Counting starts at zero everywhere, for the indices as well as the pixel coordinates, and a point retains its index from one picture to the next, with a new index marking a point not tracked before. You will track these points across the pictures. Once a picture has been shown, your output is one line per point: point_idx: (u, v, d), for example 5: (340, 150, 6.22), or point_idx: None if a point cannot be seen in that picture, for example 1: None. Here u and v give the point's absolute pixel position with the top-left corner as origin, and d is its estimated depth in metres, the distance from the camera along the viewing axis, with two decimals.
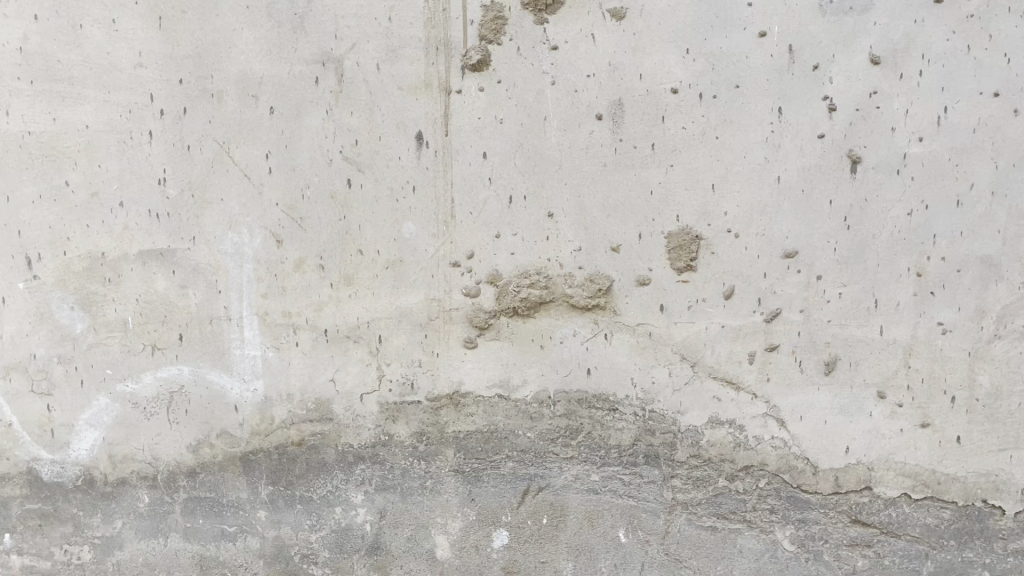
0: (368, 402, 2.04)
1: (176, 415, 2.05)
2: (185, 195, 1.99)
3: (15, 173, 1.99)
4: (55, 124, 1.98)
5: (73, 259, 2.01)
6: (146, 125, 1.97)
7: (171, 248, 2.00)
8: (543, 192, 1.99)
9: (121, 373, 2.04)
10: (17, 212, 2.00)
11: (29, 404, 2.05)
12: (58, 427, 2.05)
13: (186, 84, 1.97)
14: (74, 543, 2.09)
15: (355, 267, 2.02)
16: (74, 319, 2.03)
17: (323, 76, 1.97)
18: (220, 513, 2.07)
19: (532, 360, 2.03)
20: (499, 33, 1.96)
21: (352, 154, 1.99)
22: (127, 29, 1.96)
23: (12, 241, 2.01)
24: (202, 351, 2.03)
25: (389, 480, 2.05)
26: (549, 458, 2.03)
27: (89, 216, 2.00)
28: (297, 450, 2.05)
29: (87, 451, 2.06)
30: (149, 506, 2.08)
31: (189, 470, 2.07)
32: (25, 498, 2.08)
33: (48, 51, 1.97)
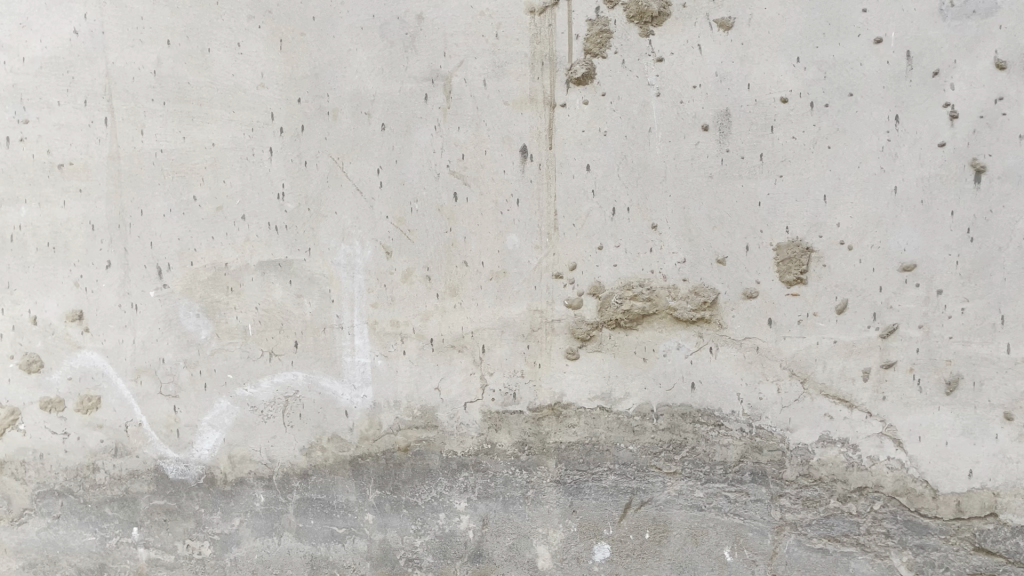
0: (472, 411, 2.08)
1: (291, 418, 2.14)
2: (302, 208, 2.08)
3: (149, 189, 2.11)
4: (184, 142, 2.09)
5: (199, 268, 2.12)
6: (267, 143, 2.08)
7: (288, 258, 2.10)
8: (648, 204, 1.98)
9: (241, 377, 2.14)
10: (150, 224, 2.12)
11: (157, 405, 2.18)
12: (183, 427, 2.17)
13: (304, 104, 2.06)
14: (196, 538, 2.20)
15: (460, 278, 2.06)
16: (200, 325, 2.14)
17: (431, 93, 2.03)
18: (331, 515, 2.15)
19: (636, 372, 2.02)
20: (604, 46, 1.97)
21: (459, 168, 2.03)
22: (251, 51, 2.06)
23: (145, 251, 2.13)
24: (316, 358, 2.12)
25: (492, 488, 2.08)
26: (651, 472, 2.02)
27: (214, 228, 2.11)
28: (404, 455, 2.11)
29: (209, 451, 2.17)
30: (265, 506, 2.17)
31: (303, 472, 2.15)
32: (152, 494, 2.20)
33: (179, 74, 2.08)
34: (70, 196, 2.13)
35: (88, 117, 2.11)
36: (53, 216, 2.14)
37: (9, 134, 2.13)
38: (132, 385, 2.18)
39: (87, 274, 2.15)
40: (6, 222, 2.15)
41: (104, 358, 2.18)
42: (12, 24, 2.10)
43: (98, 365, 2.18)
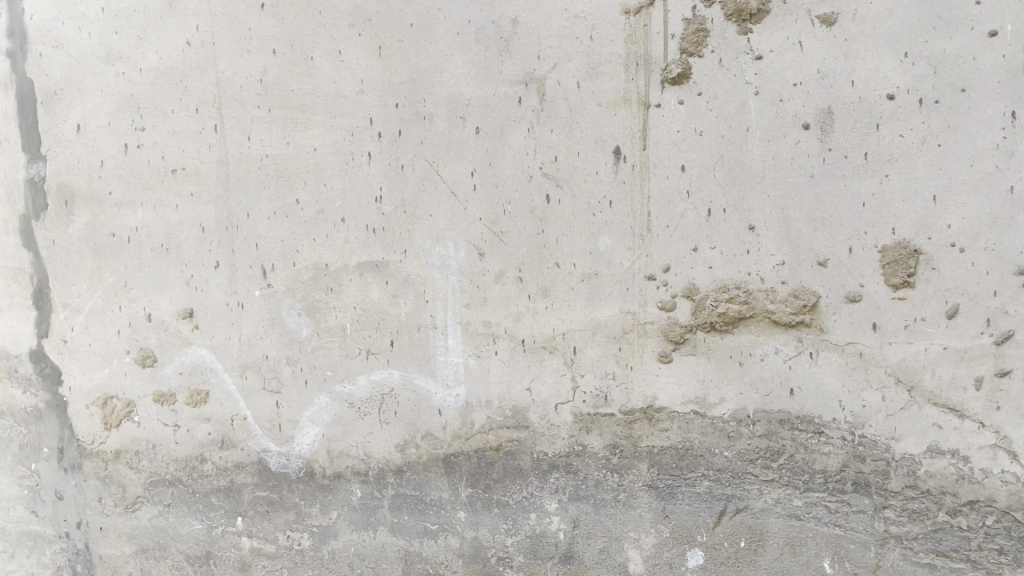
0: (563, 412, 2.08)
1: (386, 415, 2.19)
2: (398, 210, 2.13)
3: (255, 192, 2.20)
4: (288, 148, 2.17)
5: (301, 269, 2.20)
6: (365, 147, 2.13)
7: (385, 259, 2.15)
8: (745, 205, 1.95)
9: (339, 375, 2.21)
10: (256, 227, 2.21)
11: (261, 400, 2.26)
12: (285, 422, 2.25)
13: (401, 108, 2.11)
14: (296, 529, 2.28)
15: (552, 279, 2.06)
16: (301, 324, 2.22)
17: (525, 95, 2.04)
18: (424, 511, 2.19)
19: (731, 377, 1.98)
20: (701, 45, 1.95)
21: (552, 170, 2.04)
22: (351, 58, 2.11)
23: (250, 252, 2.22)
24: (410, 357, 2.16)
25: (583, 490, 2.08)
26: (747, 478, 1.98)
27: (315, 230, 2.18)
28: (495, 455, 2.13)
29: (309, 446, 2.25)
30: (361, 500, 2.23)
31: (397, 469, 2.20)
32: (255, 486, 2.29)
33: (284, 82, 2.15)
34: (182, 199, 2.24)
35: (199, 124, 2.21)
36: (167, 218, 2.25)
37: (127, 141, 2.25)
38: (238, 380, 2.27)
39: (197, 274, 2.25)
40: (125, 224, 2.28)
41: (212, 354, 2.28)
42: (131, 37, 2.22)
43: (207, 361, 2.28)
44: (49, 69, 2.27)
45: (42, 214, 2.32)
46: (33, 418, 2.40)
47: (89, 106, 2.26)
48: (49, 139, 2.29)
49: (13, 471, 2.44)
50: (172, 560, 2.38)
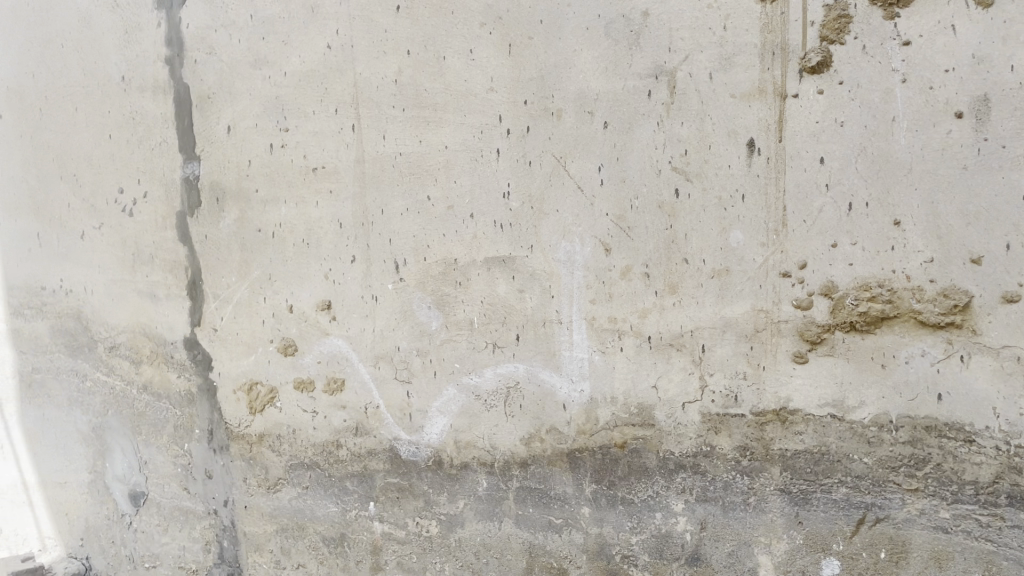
0: (691, 411, 2.05)
1: (512, 408, 2.22)
2: (525, 206, 2.15)
3: (389, 189, 2.27)
4: (421, 145, 2.23)
5: (431, 263, 2.25)
6: (494, 144, 2.15)
7: (512, 254, 2.17)
8: (889, 199, 1.85)
9: (467, 367, 2.25)
10: (389, 222, 2.28)
11: (393, 390, 2.34)
12: (415, 412, 2.32)
13: (530, 105, 2.11)
14: (424, 517, 2.35)
15: (680, 276, 2.03)
16: (431, 317, 2.27)
17: (655, 89, 2.01)
18: (548, 505, 2.21)
19: (872, 379, 1.90)
20: (842, 31, 1.86)
21: (682, 163, 2.00)
22: (482, 57, 2.14)
23: (384, 247, 2.29)
24: (536, 351, 2.18)
25: (711, 492, 2.04)
26: (889, 487, 1.89)
27: (445, 225, 2.23)
28: (620, 451, 2.12)
29: (437, 436, 2.30)
30: (487, 491, 2.27)
31: (522, 462, 2.22)
32: (387, 472, 2.37)
33: (417, 82, 2.21)
34: (322, 196, 2.34)
35: (338, 124, 2.30)
36: (308, 215, 2.36)
37: (273, 141, 2.37)
38: (371, 369, 2.36)
39: (335, 267, 2.35)
40: (269, 220, 2.40)
41: (347, 344, 2.38)
42: (275, 42, 2.32)
43: (343, 350, 2.38)
44: (203, 74, 2.42)
45: (195, 210, 2.49)
46: (187, 400, 2.59)
47: (238, 108, 2.40)
48: (204, 141, 2.45)
49: (169, 449, 2.64)
50: (309, 540, 2.50)
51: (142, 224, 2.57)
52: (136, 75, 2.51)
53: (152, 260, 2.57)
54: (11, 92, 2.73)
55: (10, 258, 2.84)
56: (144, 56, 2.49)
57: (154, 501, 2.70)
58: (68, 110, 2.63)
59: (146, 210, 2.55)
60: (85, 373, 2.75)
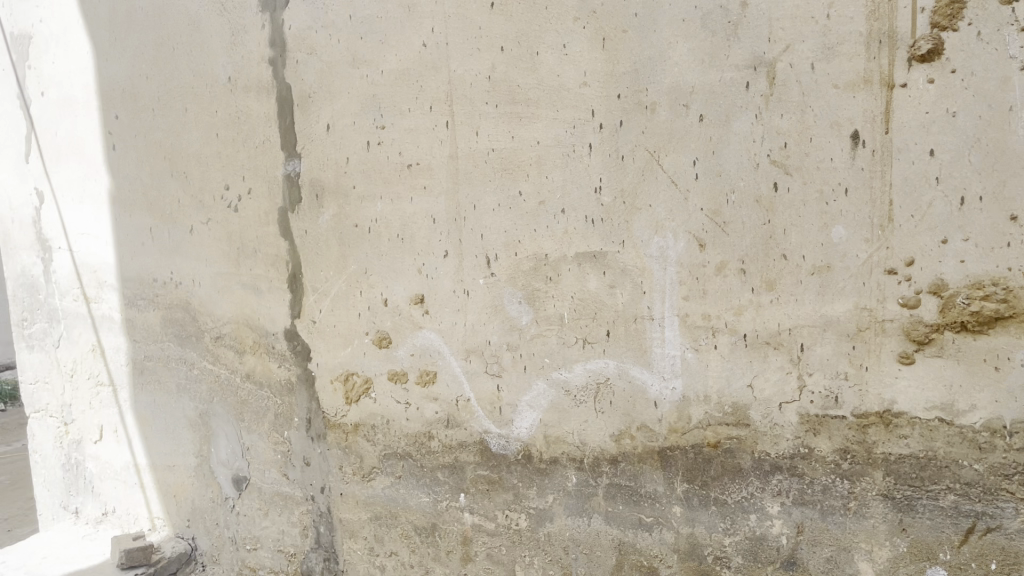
0: (788, 412, 2.00)
1: (602, 404, 2.21)
2: (617, 201, 2.13)
3: (481, 185, 2.29)
4: (513, 141, 2.24)
5: (522, 259, 2.26)
6: (587, 139, 2.15)
7: (604, 250, 2.16)
8: (1005, 192, 1.75)
9: (557, 362, 2.26)
10: (481, 218, 2.30)
11: (483, 383, 2.36)
12: (506, 405, 2.34)
13: (623, 99, 2.09)
14: (514, 510, 2.36)
15: (778, 272, 1.98)
16: (521, 311, 2.28)
17: (754, 81, 1.96)
18: (639, 503, 2.19)
19: (984, 382, 1.80)
20: (956, 17, 1.76)
21: (781, 157, 1.95)
22: (575, 52, 2.13)
23: (476, 242, 2.32)
24: (627, 347, 2.16)
25: (808, 495, 1.98)
26: (1001, 495, 1.79)
27: (536, 220, 2.23)
28: (713, 451, 2.08)
29: (527, 430, 2.32)
30: (577, 487, 2.27)
31: (612, 459, 2.21)
32: (477, 464, 2.40)
33: (510, 78, 2.22)
34: (417, 192, 2.38)
35: (433, 121, 2.33)
36: (402, 210, 2.41)
37: (370, 138, 2.42)
38: (462, 363, 2.39)
39: (428, 262, 2.39)
40: (365, 216, 2.46)
41: (439, 338, 2.41)
42: (373, 41, 2.37)
43: (435, 344, 2.42)
44: (304, 74, 2.50)
45: (296, 206, 2.58)
46: (287, 389, 2.69)
47: (337, 107, 2.46)
48: (304, 139, 2.53)
49: (270, 436, 2.75)
50: (401, 529, 2.55)
51: (246, 220, 2.68)
52: (241, 76, 2.61)
53: (256, 254, 2.68)
54: (126, 94, 2.88)
55: (125, 252, 3.00)
56: (249, 58, 2.59)
57: (256, 485, 2.82)
58: (179, 111, 2.76)
59: (250, 206, 2.66)
60: (193, 361, 2.90)
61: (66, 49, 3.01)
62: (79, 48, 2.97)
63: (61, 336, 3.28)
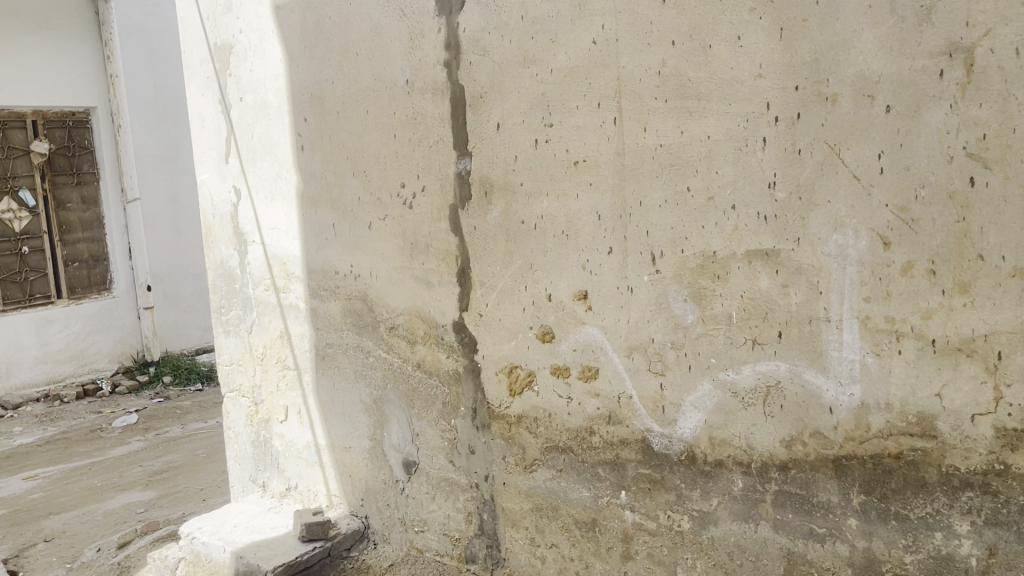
0: (981, 425, 1.85)
1: (772, 408, 2.13)
2: (793, 197, 2.05)
3: (649, 181, 2.27)
4: (682, 136, 2.20)
5: (689, 256, 2.23)
6: (761, 133, 2.08)
7: (777, 248, 2.09)
8: None
9: (724, 362, 2.20)
10: (648, 214, 2.28)
11: (647, 381, 2.35)
12: (669, 404, 2.31)
13: (802, 90, 2.01)
14: (676, 511, 2.33)
15: (972, 274, 1.83)
16: (687, 310, 2.25)
17: (949, 68, 1.82)
18: (810, 512, 2.10)
19: None
20: None
21: (978, 150, 1.80)
22: (750, 43, 2.07)
23: (642, 238, 2.30)
24: (800, 349, 2.07)
25: (1003, 515, 1.84)
26: None
27: (705, 217, 2.19)
28: (894, 462, 1.97)
29: (691, 431, 2.28)
30: (743, 491, 2.21)
31: (782, 465, 2.14)
32: (639, 463, 2.39)
33: (682, 72, 2.18)
34: (583, 189, 2.40)
35: (601, 117, 2.33)
36: (569, 207, 2.43)
37: (538, 136, 2.46)
38: (626, 360, 2.38)
39: (593, 258, 2.40)
40: (533, 212, 2.51)
41: (603, 334, 2.42)
42: (544, 40, 2.41)
43: (598, 340, 2.43)
44: (477, 75, 2.58)
45: (466, 203, 2.67)
46: (454, 379, 2.80)
47: (507, 106, 2.52)
48: (476, 137, 2.61)
49: (438, 424, 2.87)
50: (562, 521, 2.58)
51: (420, 216, 2.80)
52: (419, 78, 2.73)
53: (428, 249, 2.80)
54: (314, 98, 3.08)
55: (310, 246, 3.21)
56: (426, 60, 2.70)
57: (424, 470, 2.94)
58: (361, 113, 2.92)
59: (423, 202, 2.78)
60: (369, 349, 3.07)
61: (262, 57, 3.25)
62: (273, 56, 3.20)
63: (252, 322, 3.52)
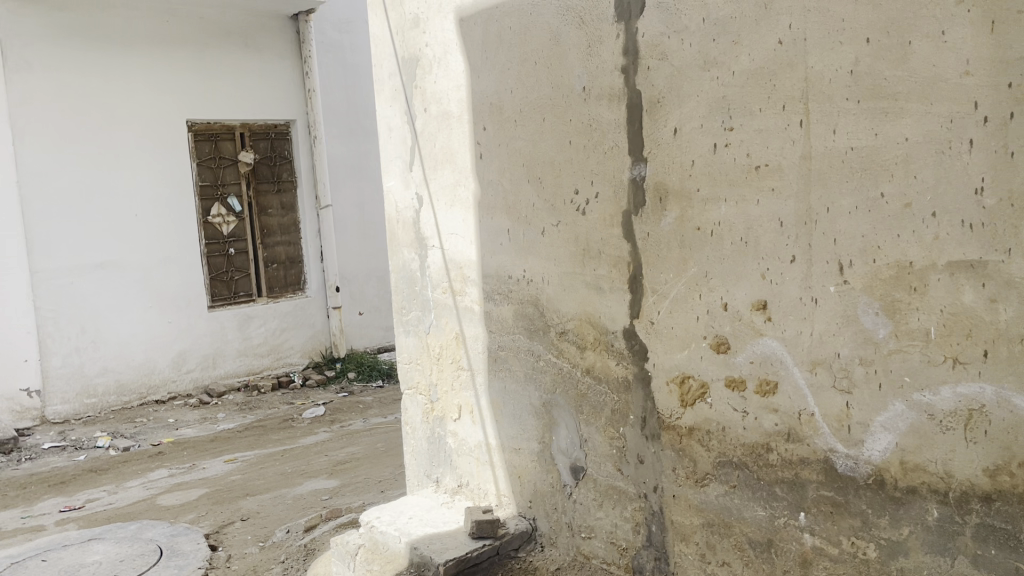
0: None
1: (974, 434, 1.95)
2: (1004, 204, 1.86)
3: (837, 187, 2.14)
4: (876, 138, 2.06)
5: (881, 266, 2.08)
6: (967, 134, 1.91)
7: (983, 259, 1.91)
8: None
9: (919, 382, 2.04)
10: (835, 221, 2.16)
11: (832, 398, 2.22)
12: (855, 424, 2.17)
13: (1016, 88, 1.82)
14: (861, 538, 2.19)
15: None
16: (878, 324, 2.10)
17: None
18: (1017, 550, 1.91)
19: None
20: None
21: None
22: (957, 38, 1.90)
23: (828, 247, 2.18)
24: (1009, 371, 1.88)
25: None
26: None
27: (900, 225, 2.04)
28: None
29: (880, 453, 2.13)
30: (938, 522, 2.04)
31: (985, 496, 1.95)
32: (820, 484, 2.26)
33: (876, 71, 2.04)
34: (764, 195, 2.30)
35: (785, 120, 2.23)
36: (748, 214, 2.35)
37: (717, 140, 2.40)
38: (808, 375, 2.26)
39: (773, 267, 2.30)
40: (710, 219, 2.44)
41: (783, 347, 2.31)
42: (726, 42, 2.34)
43: (778, 353, 2.33)
44: (655, 80, 2.54)
45: (640, 209, 2.64)
46: (624, 387, 2.77)
47: (685, 111, 2.47)
48: (652, 143, 2.58)
49: (606, 431, 2.86)
50: (735, 539, 2.49)
51: (593, 222, 2.80)
52: (595, 84, 2.73)
53: (601, 255, 2.80)
54: (493, 107, 3.16)
55: (485, 251, 3.30)
56: (603, 66, 2.70)
57: (592, 477, 2.94)
58: (538, 120, 2.97)
59: (597, 209, 2.78)
60: (539, 353, 3.11)
61: (445, 69, 3.38)
62: (456, 67, 3.32)
63: (430, 323, 3.65)
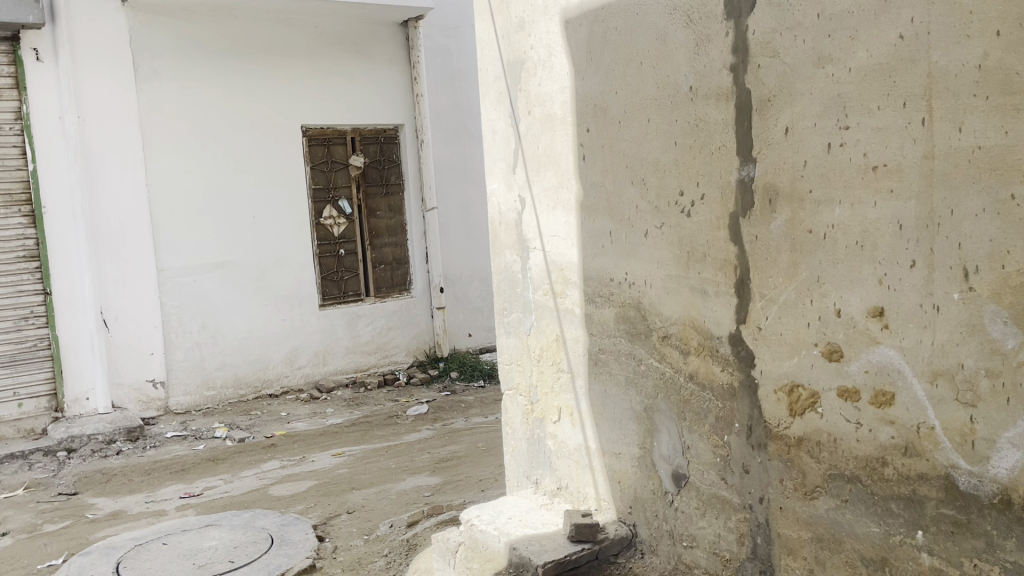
0: None
1: None
2: None
3: (962, 188, 2.02)
4: (1007, 137, 1.92)
5: (1011, 272, 1.94)
6: None
7: None
8: None
9: None
10: (960, 224, 2.03)
11: (954, 412, 2.09)
12: (980, 440, 2.04)
13: None
14: (985, 561, 2.05)
15: None
16: (1007, 334, 1.96)
17: None
18: None
19: None
20: None
21: None
22: None
23: (952, 252, 2.06)
24: None
25: None
26: None
27: None
28: None
29: (1007, 471, 1.98)
30: None
31: None
32: (940, 502, 2.14)
33: (1008, 65, 1.90)
34: (882, 196, 2.20)
35: (906, 118, 2.12)
36: (864, 216, 2.25)
37: (832, 140, 2.31)
38: (928, 386, 2.14)
39: (892, 272, 2.19)
40: (823, 221, 2.35)
41: (901, 356, 2.20)
42: (842, 38, 2.25)
43: (895, 362, 2.22)
44: (766, 78, 2.47)
45: (748, 211, 2.57)
46: (729, 395, 2.70)
47: (798, 110, 2.39)
48: (761, 143, 2.51)
49: (710, 438, 2.79)
50: (846, 555, 2.39)
51: (699, 225, 2.75)
52: (703, 84, 2.68)
53: (706, 258, 2.74)
54: (597, 108, 3.14)
55: (587, 253, 3.28)
56: (711, 66, 2.64)
57: (694, 485, 2.88)
58: (643, 121, 2.94)
59: (703, 211, 2.72)
60: (641, 358, 3.07)
61: (550, 71, 3.38)
62: (560, 70, 3.32)
63: (531, 325, 3.66)
